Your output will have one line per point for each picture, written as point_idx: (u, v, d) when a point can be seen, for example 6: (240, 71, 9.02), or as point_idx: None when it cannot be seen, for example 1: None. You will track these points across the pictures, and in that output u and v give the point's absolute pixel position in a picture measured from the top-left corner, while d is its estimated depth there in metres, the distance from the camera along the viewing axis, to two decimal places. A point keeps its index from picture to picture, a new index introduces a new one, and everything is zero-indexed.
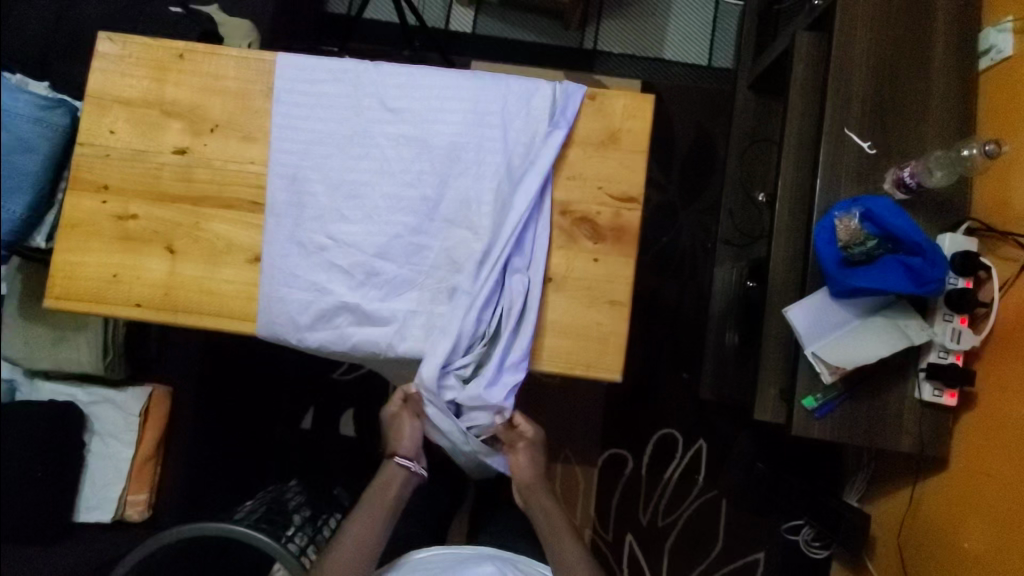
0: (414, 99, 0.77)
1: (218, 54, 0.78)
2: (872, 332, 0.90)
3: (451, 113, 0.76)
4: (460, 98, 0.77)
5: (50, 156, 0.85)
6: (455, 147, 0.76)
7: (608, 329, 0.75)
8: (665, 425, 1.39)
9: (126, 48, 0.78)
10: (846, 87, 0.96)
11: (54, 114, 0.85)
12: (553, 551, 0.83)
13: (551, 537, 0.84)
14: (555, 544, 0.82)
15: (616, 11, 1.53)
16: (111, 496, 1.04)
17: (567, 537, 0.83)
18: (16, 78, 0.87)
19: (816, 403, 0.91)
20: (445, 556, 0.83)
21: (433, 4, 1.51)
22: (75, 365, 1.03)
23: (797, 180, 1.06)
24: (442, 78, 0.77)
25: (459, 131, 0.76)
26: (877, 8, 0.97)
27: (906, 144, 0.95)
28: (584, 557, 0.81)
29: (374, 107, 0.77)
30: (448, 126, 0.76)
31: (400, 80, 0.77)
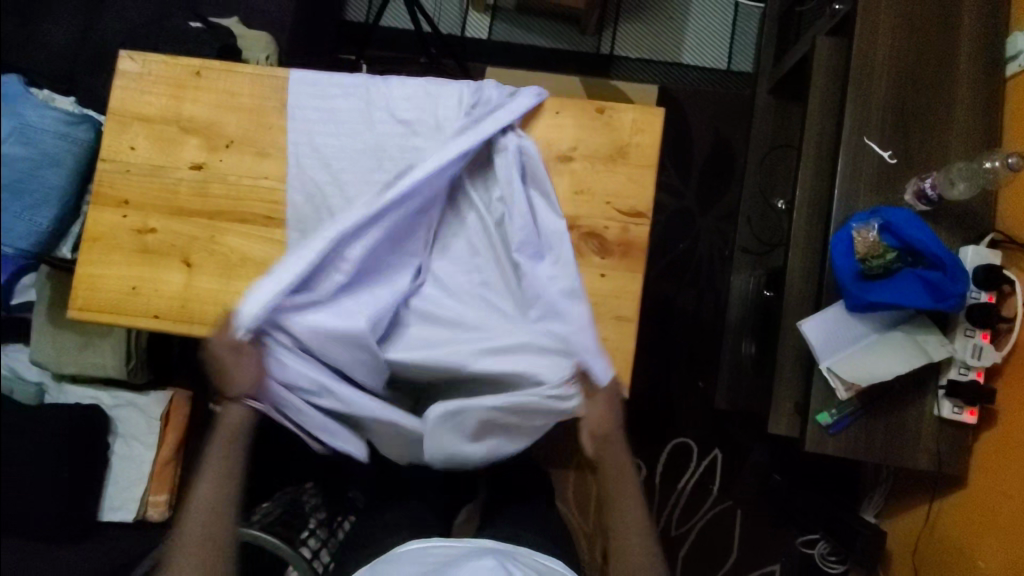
0: (417, 109, 0.78)
1: (234, 71, 0.80)
2: (890, 347, 0.88)
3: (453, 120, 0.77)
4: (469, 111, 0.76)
5: (76, 171, 0.88)
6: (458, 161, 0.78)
7: (614, 345, 0.75)
8: (679, 434, 1.38)
9: (147, 67, 0.80)
10: (866, 94, 0.93)
11: (79, 130, 0.88)
12: (611, 511, 0.72)
13: (614, 496, 0.72)
14: (618, 503, 0.71)
15: (633, 14, 1.52)
16: (134, 497, 1.08)
17: (631, 500, 0.72)
18: (43, 94, 0.90)
19: (831, 419, 0.89)
20: (443, 546, 0.83)
21: (449, 11, 1.52)
22: (100, 370, 1.07)
23: (815, 189, 1.04)
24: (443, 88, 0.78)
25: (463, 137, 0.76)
26: (901, 13, 0.94)
27: (929, 154, 0.92)
28: (643, 525, 0.71)
29: (383, 119, 0.78)
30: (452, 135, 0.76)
31: (406, 92, 0.78)
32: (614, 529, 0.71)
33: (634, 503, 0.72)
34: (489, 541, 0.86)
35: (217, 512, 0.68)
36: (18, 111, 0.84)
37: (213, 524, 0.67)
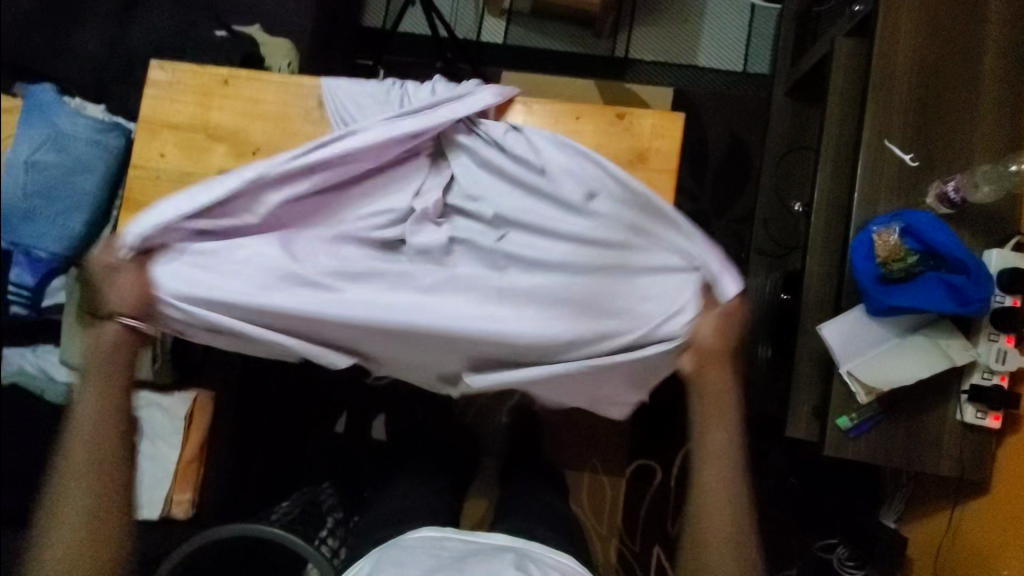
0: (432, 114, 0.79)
1: (260, 79, 0.82)
2: (911, 351, 0.87)
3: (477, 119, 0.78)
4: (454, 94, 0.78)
5: (111, 176, 0.90)
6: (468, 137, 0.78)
7: None
8: (695, 437, 1.38)
9: (176, 75, 0.82)
10: (887, 97, 0.93)
11: (110, 137, 0.90)
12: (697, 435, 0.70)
13: (704, 422, 0.70)
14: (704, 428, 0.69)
15: (648, 17, 1.52)
16: (159, 495, 1.10)
17: (724, 429, 0.69)
18: (75, 102, 0.92)
19: (851, 423, 0.89)
20: (452, 540, 0.84)
21: (465, 16, 1.53)
22: (127, 370, 1.09)
23: (833, 192, 1.04)
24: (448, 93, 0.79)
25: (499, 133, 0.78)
26: (923, 15, 0.94)
27: (951, 157, 0.92)
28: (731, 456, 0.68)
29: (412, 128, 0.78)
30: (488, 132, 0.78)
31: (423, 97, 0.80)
32: (700, 453, 0.69)
33: (730, 440, 0.69)
34: (501, 537, 0.87)
35: (99, 461, 0.70)
36: (53, 122, 0.89)
37: (98, 483, 0.70)
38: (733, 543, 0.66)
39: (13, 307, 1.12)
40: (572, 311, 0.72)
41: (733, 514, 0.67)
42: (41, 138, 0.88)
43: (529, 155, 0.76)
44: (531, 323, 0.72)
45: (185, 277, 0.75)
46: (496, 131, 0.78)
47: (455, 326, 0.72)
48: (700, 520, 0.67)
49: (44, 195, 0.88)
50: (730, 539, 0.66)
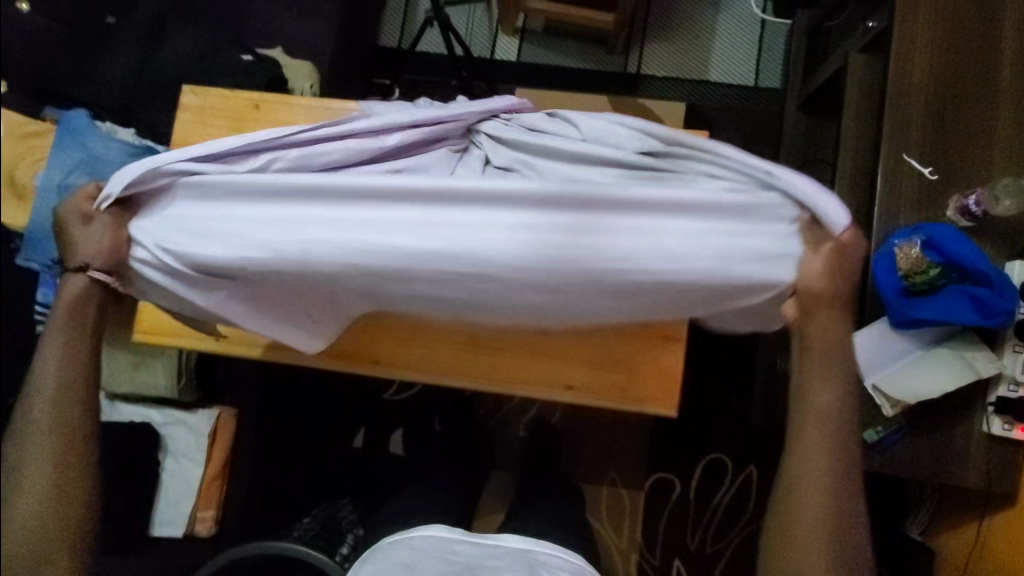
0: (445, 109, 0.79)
1: (290, 103, 0.84)
2: (935, 364, 0.87)
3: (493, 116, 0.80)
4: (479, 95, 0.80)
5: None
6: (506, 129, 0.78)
7: (663, 364, 0.76)
8: (714, 449, 1.38)
9: (208, 100, 0.84)
10: (904, 111, 0.95)
11: (142, 160, 0.93)
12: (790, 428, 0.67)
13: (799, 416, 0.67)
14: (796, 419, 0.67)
15: (660, 33, 1.54)
16: (183, 512, 1.11)
17: (820, 421, 0.66)
18: (106, 126, 0.95)
19: (877, 436, 0.89)
20: (465, 543, 0.86)
21: (479, 34, 1.56)
22: (153, 388, 1.11)
23: (851, 204, 1.05)
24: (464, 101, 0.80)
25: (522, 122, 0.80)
26: (937, 32, 0.96)
27: (970, 170, 0.93)
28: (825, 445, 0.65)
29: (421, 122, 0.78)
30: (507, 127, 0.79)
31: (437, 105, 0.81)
32: (792, 444, 0.67)
33: (829, 435, 0.66)
34: (515, 537, 0.89)
35: (61, 425, 0.68)
36: (86, 146, 0.91)
37: (55, 505, 0.67)
38: (840, 497, 0.65)
39: (39, 327, 1.13)
40: (613, 242, 0.64)
41: (834, 478, 0.65)
42: (73, 162, 0.90)
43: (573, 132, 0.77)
44: (593, 239, 0.63)
45: (180, 226, 0.68)
46: (529, 122, 0.80)
47: (502, 254, 0.63)
48: (797, 482, 0.65)
49: None
50: (835, 499, 0.64)
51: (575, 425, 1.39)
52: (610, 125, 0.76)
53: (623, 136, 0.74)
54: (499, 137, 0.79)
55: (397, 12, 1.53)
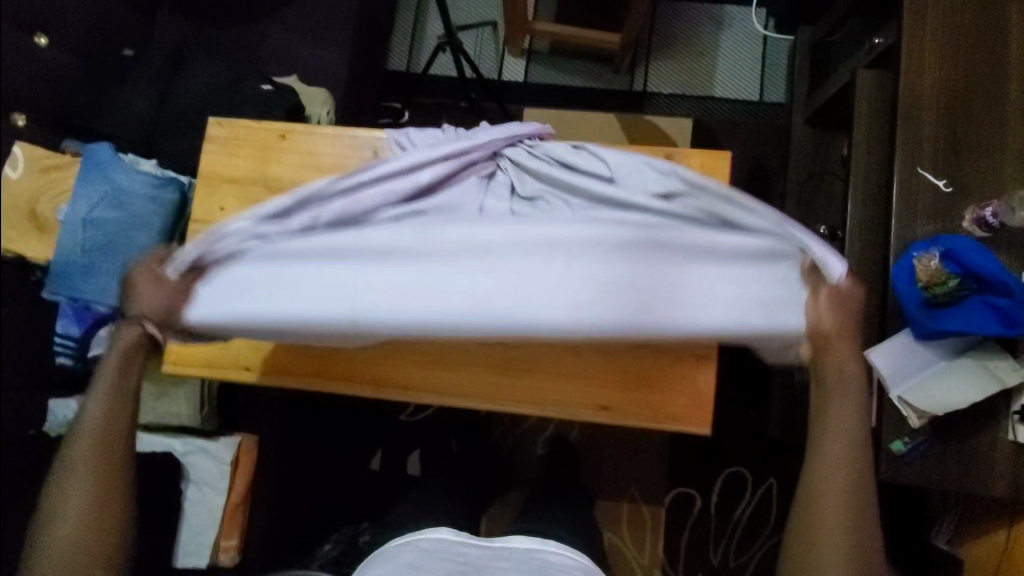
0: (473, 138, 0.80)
1: (315, 132, 0.85)
2: (960, 374, 0.88)
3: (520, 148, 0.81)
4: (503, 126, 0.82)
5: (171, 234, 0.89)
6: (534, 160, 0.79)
7: (694, 384, 0.76)
8: (733, 462, 1.38)
9: (234, 130, 0.85)
10: (915, 125, 0.97)
11: (166, 191, 0.93)
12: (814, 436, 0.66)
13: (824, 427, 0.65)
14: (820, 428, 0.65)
15: (665, 51, 1.57)
16: (205, 542, 1.10)
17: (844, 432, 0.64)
18: (128, 158, 0.95)
19: (904, 447, 0.89)
20: (468, 545, 0.85)
21: (487, 55, 1.58)
22: (174, 418, 1.10)
23: (866, 217, 1.06)
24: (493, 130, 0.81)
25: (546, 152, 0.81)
26: (944, 49, 0.99)
27: (982, 182, 0.94)
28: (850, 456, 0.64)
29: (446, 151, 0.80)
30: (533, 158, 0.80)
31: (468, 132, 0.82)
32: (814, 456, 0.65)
33: (853, 447, 0.64)
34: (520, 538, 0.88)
35: (102, 443, 0.69)
36: (110, 179, 0.91)
37: (90, 532, 0.67)
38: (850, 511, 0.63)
39: (59, 359, 1.12)
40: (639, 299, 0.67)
41: (855, 489, 0.63)
42: (99, 196, 0.90)
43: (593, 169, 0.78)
44: (635, 289, 0.67)
45: (228, 288, 0.71)
46: (556, 152, 0.81)
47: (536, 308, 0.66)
48: (817, 492, 0.64)
49: (102, 250, 0.90)
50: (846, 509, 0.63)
51: (594, 442, 1.39)
52: (638, 164, 0.77)
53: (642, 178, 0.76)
54: (523, 163, 0.81)
55: (405, 36, 1.56)
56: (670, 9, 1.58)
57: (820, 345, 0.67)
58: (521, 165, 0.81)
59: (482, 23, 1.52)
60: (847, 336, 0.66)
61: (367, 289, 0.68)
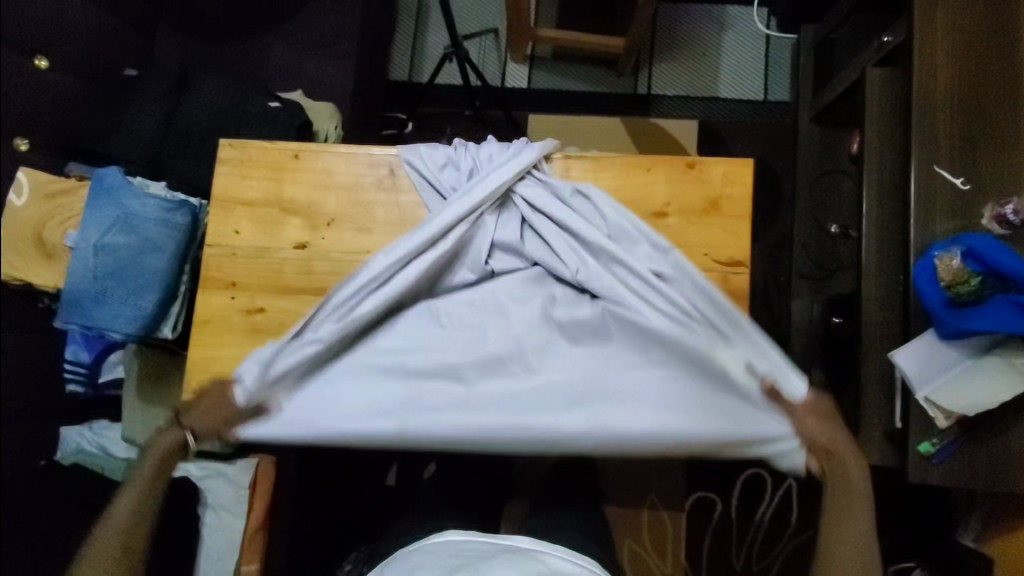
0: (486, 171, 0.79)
1: (329, 151, 0.83)
2: (987, 374, 0.86)
3: (528, 188, 0.79)
4: (511, 150, 0.80)
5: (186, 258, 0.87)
6: (546, 204, 0.77)
7: None
8: (753, 464, 1.37)
9: (247, 152, 0.84)
10: (930, 123, 0.97)
11: (178, 215, 0.91)
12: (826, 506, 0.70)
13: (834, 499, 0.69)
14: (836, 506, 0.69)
15: (667, 53, 1.56)
16: (225, 568, 1.06)
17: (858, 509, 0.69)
18: (137, 181, 0.94)
19: (934, 448, 0.89)
20: (479, 543, 0.83)
21: (490, 62, 1.57)
22: None
23: (883, 216, 1.06)
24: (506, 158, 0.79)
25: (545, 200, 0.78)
26: (955, 47, 0.99)
27: (1008, 177, 0.91)
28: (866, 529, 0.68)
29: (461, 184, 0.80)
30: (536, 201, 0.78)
31: (484, 156, 0.81)
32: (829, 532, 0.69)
33: (865, 527, 0.68)
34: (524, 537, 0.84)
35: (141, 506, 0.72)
36: (122, 204, 0.89)
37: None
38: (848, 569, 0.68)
39: (71, 386, 1.11)
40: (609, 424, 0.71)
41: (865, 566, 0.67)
42: (110, 221, 0.88)
43: (588, 227, 0.76)
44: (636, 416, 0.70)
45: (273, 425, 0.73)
46: (560, 190, 0.79)
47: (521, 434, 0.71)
48: (828, 559, 0.68)
49: (115, 276, 0.88)
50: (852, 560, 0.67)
51: None
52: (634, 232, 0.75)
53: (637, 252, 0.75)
54: (538, 206, 0.78)
55: (406, 46, 1.55)
56: (671, 11, 1.57)
57: (821, 456, 0.70)
58: (532, 206, 0.79)
59: (483, 31, 1.52)
60: (843, 444, 0.70)
61: (399, 413, 0.72)
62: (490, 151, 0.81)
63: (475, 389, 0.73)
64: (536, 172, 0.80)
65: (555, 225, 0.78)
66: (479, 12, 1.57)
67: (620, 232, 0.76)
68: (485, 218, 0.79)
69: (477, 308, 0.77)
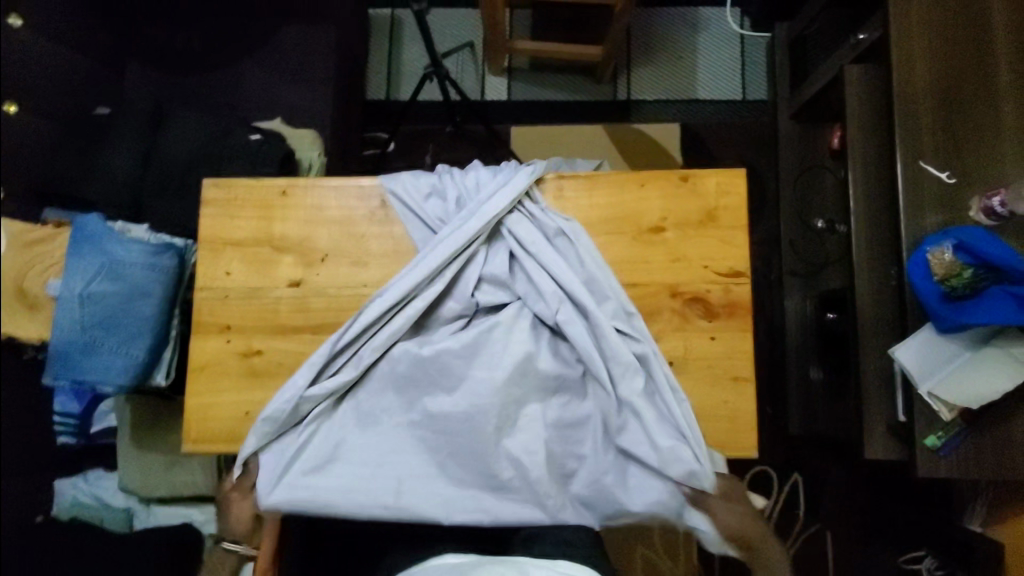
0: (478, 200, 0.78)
1: (318, 185, 0.81)
2: (984, 363, 0.88)
3: (517, 222, 0.77)
4: (499, 180, 0.79)
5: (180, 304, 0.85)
6: (532, 244, 0.75)
7: (734, 407, 0.75)
8: (758, 463, 1.37)
9: (233, 191, 0.82)
10: (913, 119, 0.98)
11: (164, 257, 0.89)
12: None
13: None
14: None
15: (645, 58, 1.57)
16: None
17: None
18: (118, 226, 0.91)
19: (939, 442, 0.90)
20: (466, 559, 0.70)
21: (468, 76, 1.56)
22: (191, 487, 1.07)
23: (871, 212, 1.07)
24: (499, 189, 0.78)
25: (533, 239, 0.76)
26: (932, 42, 1.00)
27: (984, 173, 0.96)
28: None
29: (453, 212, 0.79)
30: (525, 239, 0.76)
31: (473, 183, 0.80)
32: None
33: None
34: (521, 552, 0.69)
35: None
36: (105, 251, 0.85)
37: None
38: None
39: (60, 438, 1.07)
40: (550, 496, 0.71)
41: None
42: (93, 269, 0.84)
43: (567, 276, 0.74)
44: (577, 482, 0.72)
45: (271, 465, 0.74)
46: (546, 227, 0.77)
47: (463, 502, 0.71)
48: None
49: (103, 326, 0.85)
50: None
51: None
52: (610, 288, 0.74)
53: (611, 306, 0.74)
54: (526, 245, 0.76)
55: (382, 64, 1.53)
56: (646, 16, 1.58)
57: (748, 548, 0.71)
58: (521, 243, 0.77)
59: (460, 46, 1.50)
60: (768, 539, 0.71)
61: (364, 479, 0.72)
62: (477, 180, 0.80)
63: (426, 447, 0.72)
64: (527, 205, 0.78)
65: (541, 269, 0.75)
66: (455, 26, 1.56)
67: (599, 283, 0.75)
68: (478, 249, 0.77)
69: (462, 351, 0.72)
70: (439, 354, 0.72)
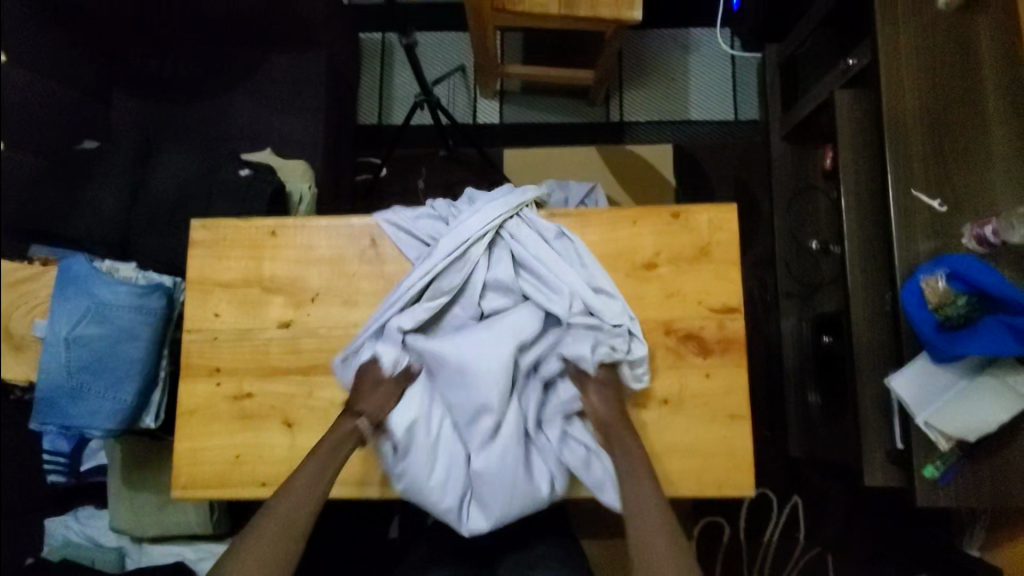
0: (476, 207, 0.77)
1: (308, 224, 0.81)
2: (981, 392, 0.87)
3: (519, 227, 0.76)
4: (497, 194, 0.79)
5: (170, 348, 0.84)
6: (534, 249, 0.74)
7: (732, 445, 0.74)
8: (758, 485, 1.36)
9: (220, 232, 0.81)
10: (904, 146, 0.98)
11: (152, 299, 0.88)
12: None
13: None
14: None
15: (636, 80, 1.57)
16: None
17: None
18: (106, 266, 0.91)
19: (939, 472, 0.89)
20: None
21: (460, 100, 1.56)
22: (184, 527, 1.05)
23: (865, 236, 1.07)
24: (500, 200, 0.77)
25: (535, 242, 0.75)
26: (920, 69, 1.00)
27: (975, 200, 0.96)
28: None
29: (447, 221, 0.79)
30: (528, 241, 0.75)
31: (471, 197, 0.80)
32: None
33: None
34: None
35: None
36: (91, 293, 0.85)
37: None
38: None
39: (50, 476, 1.07)
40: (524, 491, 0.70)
41: None
42: (79, 312, 0.85)
43: (570, 277, 0.73)
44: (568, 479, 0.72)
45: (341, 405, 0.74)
46: (547, 231, 0.77)
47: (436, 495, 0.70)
48: None
49: (91, 369, 0.85)
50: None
51: None
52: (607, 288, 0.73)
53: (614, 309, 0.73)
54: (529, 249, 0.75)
55: (374, 89, 1.53)
56: (637, 37, 1.58)
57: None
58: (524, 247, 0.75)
59: (452, 71, 1.51)
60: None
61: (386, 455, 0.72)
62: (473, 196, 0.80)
63: (419, 445, 0.70)
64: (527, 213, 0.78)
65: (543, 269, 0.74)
66: (447, 51, 1.56)
67: (602, 285, 0.73)
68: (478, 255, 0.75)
69: (460, 348, 0.70)
70: (435, 351, 0.70)
